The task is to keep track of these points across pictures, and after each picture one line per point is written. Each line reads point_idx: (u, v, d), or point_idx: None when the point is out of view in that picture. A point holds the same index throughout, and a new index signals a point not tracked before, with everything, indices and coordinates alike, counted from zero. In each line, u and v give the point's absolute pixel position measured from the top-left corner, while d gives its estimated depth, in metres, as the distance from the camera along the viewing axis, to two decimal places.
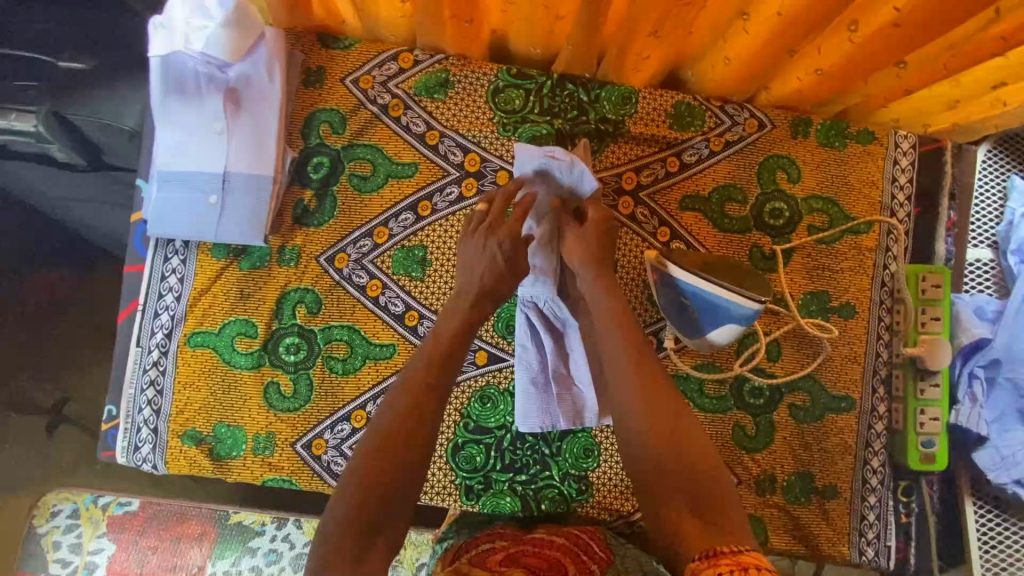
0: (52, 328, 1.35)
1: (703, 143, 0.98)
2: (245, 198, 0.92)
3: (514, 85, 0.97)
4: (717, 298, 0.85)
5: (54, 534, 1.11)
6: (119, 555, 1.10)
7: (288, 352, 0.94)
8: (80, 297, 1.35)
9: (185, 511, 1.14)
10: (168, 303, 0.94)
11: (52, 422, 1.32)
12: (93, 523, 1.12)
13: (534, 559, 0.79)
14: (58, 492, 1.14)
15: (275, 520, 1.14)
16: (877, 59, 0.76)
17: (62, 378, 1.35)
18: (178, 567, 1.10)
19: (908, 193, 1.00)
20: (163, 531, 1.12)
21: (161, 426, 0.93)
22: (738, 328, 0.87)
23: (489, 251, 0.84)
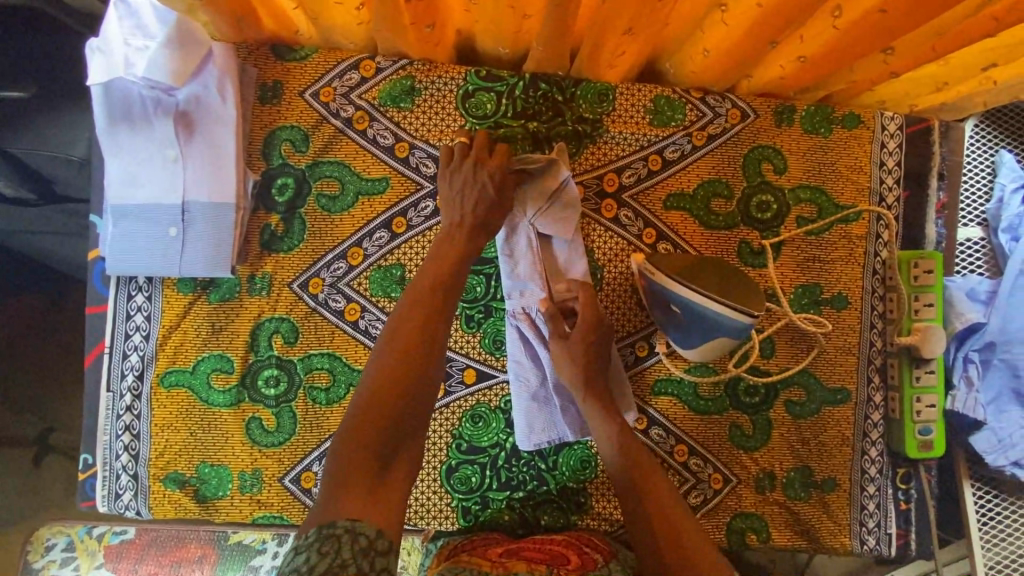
0: (25, 362, 1.30)
1: (684, 138, 0.94)
2: (208, 228, 0.87)
3: (483, 89, 0.92)
4: (709, 311, 0.82)
5: (51, 568, 1.08)
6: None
7: (268, 386, 0.91)
8: (52, 326, 1.31)
9: (183, 535, 1.11)
10: (137, 343, 0.90)
11: (38, 453, 1.29)
12: (89, 554, 1.09)
13: (535, 553, 0.83)
14: (52, 526, 1.11)
15: (276, 537, 1.12)
16: (864, 46, 0.72)
17: (40, 412, 1.31)
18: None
19: (897, 176, 0.97)
20: (162, 556, 1.09)
21: (141, 471, 0.89)
22: (730, 339, 0.85)
23: (478, 182, 0.83)
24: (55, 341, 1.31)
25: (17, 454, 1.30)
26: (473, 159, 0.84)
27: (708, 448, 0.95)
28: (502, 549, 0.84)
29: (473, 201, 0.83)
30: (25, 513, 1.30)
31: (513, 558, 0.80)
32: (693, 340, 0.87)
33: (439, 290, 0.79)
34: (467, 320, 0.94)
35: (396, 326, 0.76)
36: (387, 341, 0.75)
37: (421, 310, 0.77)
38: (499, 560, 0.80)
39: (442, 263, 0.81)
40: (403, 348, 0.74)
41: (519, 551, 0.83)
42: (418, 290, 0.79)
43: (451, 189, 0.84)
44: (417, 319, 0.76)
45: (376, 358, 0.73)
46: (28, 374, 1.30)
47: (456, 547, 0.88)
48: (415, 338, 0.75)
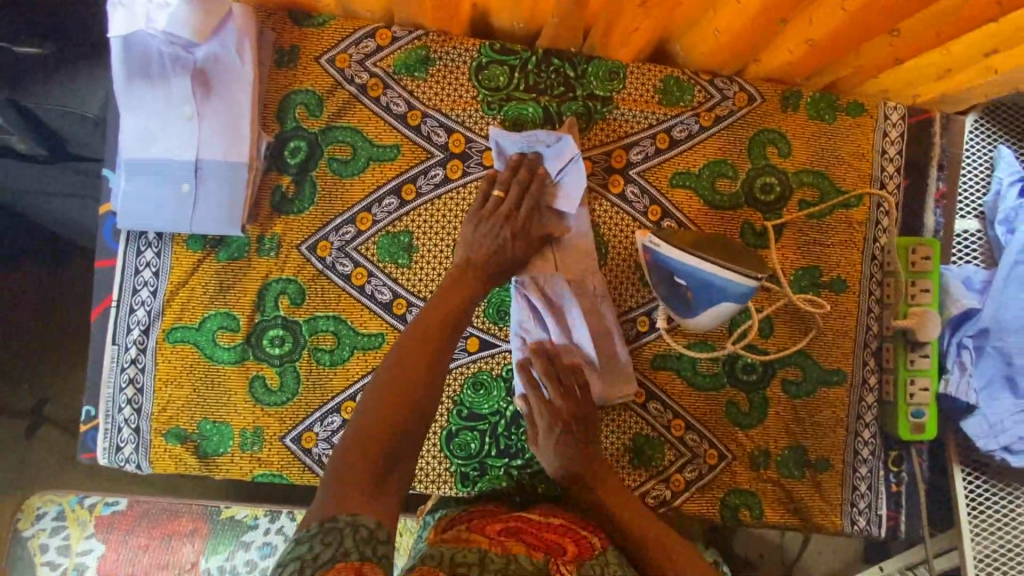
0: (25, 332, 1.32)
1: (692, 118, 0.96)
2: (220, 186, 0.88)
3: (497, 62, 0.93)
4: (712, 277, 0.84)
5: (40, 537, 1.12)
6: (110, 555, 1.12)
7: (273, 345, 0.92)
8: (54, 292, 1.33)
9: (175, 509, 1.17)
10: (144, 298, 0.90)
11: (34, 423, 1.31)
12: (80, 524, 1.13)
13: (533, 536, 0.76)
14: (43, 495, 1.16)
15: (268, 513, 1.18)
16: (867, 28, 0.74)
17: (41, 380, 1.33)
18: (170, 563, 1.12)
19: (898, 165, 0.99)
20: (153, 529, 1.14)
21: (143, 425, 0.90)
22: (735, 306, 0.87)
23: (499, 237, 0.86)
24: (55, 308, 1.32)
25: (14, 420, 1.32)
26: (501, 214, 0.87)
27: (704, 424, 0.97)
28: (500, 525, 0.78)
29: (493, 255, 0.86)
30: (18, 479, 1.31)
31: (511, 538, 0.74)
32: (697, 307, 0.88)
33: (446, 318, 0.82)
34: None
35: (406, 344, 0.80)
36: (389, 366, 0.77)
37: (424, 336, 0.80)
38: (496, 539, 0.74)
39: (447, 295, 0.85)
40: (409, 367, 0.77)
41: (518, 531, 0.76)
42: (428, 316, 0.82)
43: (474, 232, 0.87)
44: (420, 344, 0.80)
45: (378, 381, 0.76)
46: (31, 340, 1.32)
47: (452, 519, 0.83)
48: (419, 365, 0.78)
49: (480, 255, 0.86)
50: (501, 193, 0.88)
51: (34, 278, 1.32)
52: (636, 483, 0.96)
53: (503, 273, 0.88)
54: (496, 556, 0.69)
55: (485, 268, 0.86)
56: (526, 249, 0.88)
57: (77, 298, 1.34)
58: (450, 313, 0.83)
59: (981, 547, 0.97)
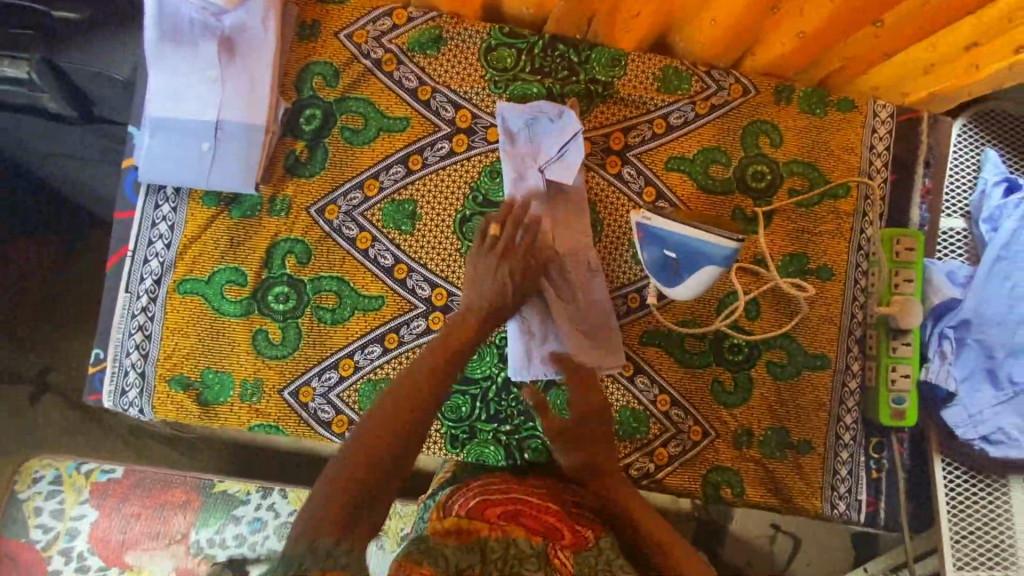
0: (40, 303, 1.39)
1: (688, 106, 1.01)
2: (238, 147, 0.93)
3: (506, 45, 0.99)
4: (694, 242, 0.89)
5: (35, 500, 1.23)
6: (101, 521, 1.23)
7: (278, 302, 0.96)
8: (73, 261, 1.40)
9: (168, 480, 1.26)
10: (158, 249, 0.95)
11: (38, 390, 1.37)
12: (76, 489, 1.24)
13: (530, 520, 0.80)
14: (42, 459, 1.26)
15: (260, 490, 1.26)
16: (856, 18, 0.79)
17: (47, 349, 1.38)
18: (162, 533, 1.23)
19: (885, 160, 1.03)
20: (147, 498, 1.24)
21: (149, 370, 0.94)
22: (719, 272, 0.90)
23: (500, 277, 0.87)
24: (75, 280, 1.40)
25: (19, 385, 1.37)
26: (502, 254, 0.88)
27: (690, 401, 1.00)
28: (499, 509, 0.81)
29: (495, 296, 0.87)
30: (22, 442, 1.36)
31: (510, 522, 0.79)
32: (683, 276, 0.92)
33: (454, 357, 0.84)
34: None
35: (406, 374, 0.82)
36: (392, 396, 0.79)
37: (430, 374, 0.81)
38: (496, 523, 0.78)
39: (457, 333, 0.86)
40: (405, 396, 0.79)
41: (516, 515, 0.80)
42: (430, 351, 0.84)
43: (477, 274, 0.88)
44: (424, 380, 0.81)
45: (378, 411, 0.78)
46: (46, 315, 1.39)
47: (450, 494, 0.85)
48: (417, 395, 0.79)
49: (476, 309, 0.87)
50: (496, 231, 0.89)
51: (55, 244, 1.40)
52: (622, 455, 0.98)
53: (504, 316, 0.89)
54: (495, 543, 0.74)
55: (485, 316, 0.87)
56: (523, 298, 0.90)
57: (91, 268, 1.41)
58: (461, 350, 0.85)
59: (956, 529, 1.00)
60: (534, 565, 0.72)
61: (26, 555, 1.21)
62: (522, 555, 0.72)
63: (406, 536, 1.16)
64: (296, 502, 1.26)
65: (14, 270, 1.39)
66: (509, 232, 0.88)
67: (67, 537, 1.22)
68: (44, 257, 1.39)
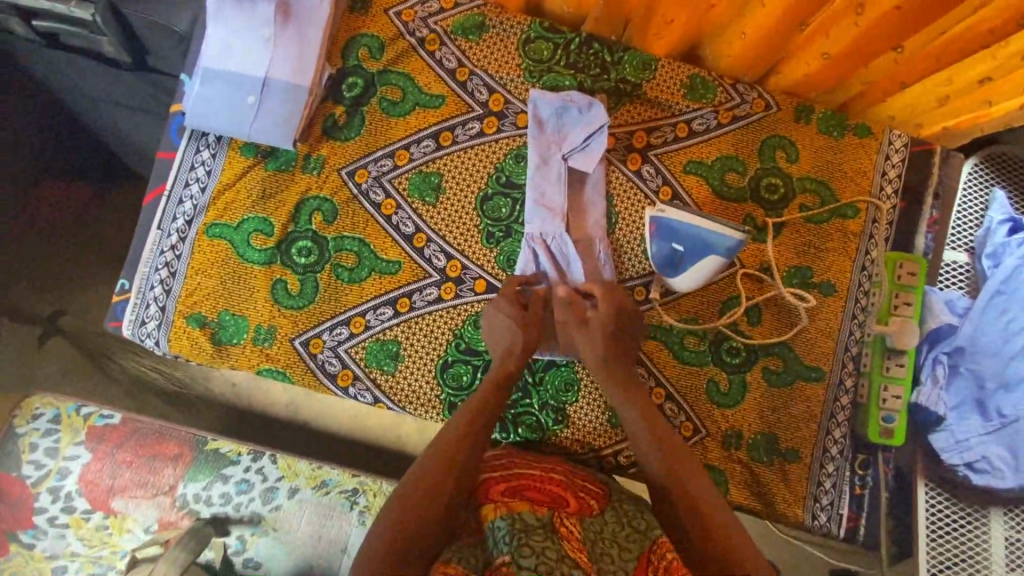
0: (56, 246, 1.41)
1: (711, 114, 1.05)
2: (281, 103, 0.98)
3: (544, 37, 1.04)
4: (704, 233, 0.94)
5: (32, 436, 1.26)
6: (93, 465, 1.25)
7: (300, 255, 1.00)
8: (99, 211, 1.43)
9: (163, 433, 1.28)
10: (193, 192, 1.00)
11: (46, 332, 1.39)
12: (73, 430, 1.27)
13: (535, 493, 0.82)
14: (43, 397, 1.28)
15: (251, 452, 1.27)
16: (877, 43, 0.83)
17: (62, 291, 1.40)
18: (151, 484, 1.25)
19: (896, 187, 1.07)
20: (140, 447, 1.27)
21: (169, 305, 0.98)
22: (723, 263, 0.97)
23: (506, 312, 0.93)
24: (95, 228, 1.42)
25: (30, 325, 1.39)
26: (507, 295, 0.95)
27: (684, 397, 1.02)
28: (503, 486, 0.82)
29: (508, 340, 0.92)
30: (21, 381, 1.37)
31: (516, 499, 0.80)
32: (686, 266, 0.98)
33: (475, 425, 0.84)
34: (488, 236, 1.02)
35: (451, 422, 0.85)
36: (417, 467, 0.79)
37: (450, 443, 0.81)
38: (502, 501, 0.79)
39: (473, 402, 0.87)
40: (450, 437, 0.82)
41: (521, 489, 0.82)
42: (474, 405, 0.86)
43: (493, 322, 0.94)
44: (450, 445, 0.82)
45: (405, 484, 0.78)
46: (60, 258, 1.41)
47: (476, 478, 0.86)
48: (458, 439, 0.82)
49: (489, 380, 0.89)
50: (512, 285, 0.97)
51: (82, 194, 1.42)
52: (611, 442, 1.01)
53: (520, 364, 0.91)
54: (503, 521, 0.75)
55: (498, 391, 0.88)
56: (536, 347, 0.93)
57: (113, 218, 1.43)
58: (478, 413, 0.85)
59: (937, 555, 1.03)
60: (542, 536, 0.73)
61: (15, 489, 1.24)
62: (530, 527, 0.74)
63: None
64: (284, 468, 1.27)
65: (35, 215, 1.39)
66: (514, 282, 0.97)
67: (57, 476, 1.25)
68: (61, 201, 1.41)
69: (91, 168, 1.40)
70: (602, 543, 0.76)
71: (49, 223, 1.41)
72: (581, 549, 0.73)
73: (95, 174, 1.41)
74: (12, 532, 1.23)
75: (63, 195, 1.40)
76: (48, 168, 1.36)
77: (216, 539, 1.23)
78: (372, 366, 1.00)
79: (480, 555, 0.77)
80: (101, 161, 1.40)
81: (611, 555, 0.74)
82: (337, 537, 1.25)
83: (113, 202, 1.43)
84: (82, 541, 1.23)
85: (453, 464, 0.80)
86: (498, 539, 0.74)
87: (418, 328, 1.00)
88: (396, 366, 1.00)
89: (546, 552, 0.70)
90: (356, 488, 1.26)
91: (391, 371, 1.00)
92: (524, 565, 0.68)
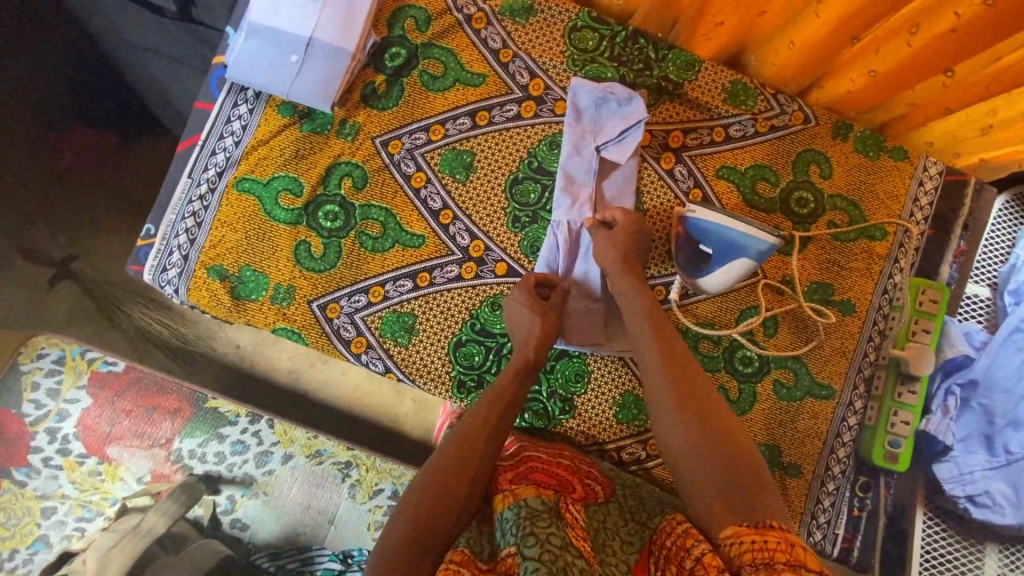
0: (72, 188, 1.39)
1: (749, 122, 1.05)
2: (323, 65, 0.98)
3: (590, 27, 1.04)
4: (732, 234, 0.94)
5: (35, 374, 1.27)
6: (93, 410, 1.26)
7: (326, 219, 1.00)
8: (122, 158, 1.41)
9: (164, 385, 1.28)
10: (226, 145, 1.01)
11: (59, 274, 1.39)
12: (76, 372, 1.28)
13: (543, 477, 0.82)
14: (49, 338, 1.29)
15: (249, 415, 1.28)
16: (927, 66, 0.82)
17: (78, 236, 1.40)
18: (148, 435, 1.26)
19: (926, 214, 1.05)
20: (141, 397, 1.27)
21: (192, 255, 1.00)
22: (752, 266, 0.96)
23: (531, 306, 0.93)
24: (113, 174, 1.41)
25: (42, 266, 1.39)
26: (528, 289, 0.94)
27: None
28: (511, 475, 0.81)
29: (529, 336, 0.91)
30: (30, 320, 1.37)
31: (523, 485, 0.78)
32: (712, 269, 0.98)
33: (497, 419, 0.83)
34: (514, 220, 1.02)
35: (471, 414, 0.83)
36: (435, 458, 0.78)
37: (468, 434, 0.80)
38: (510, 489, 0.78)
39: (494, 391, 0.86)
40: (470, 428, 0.81)
41: (528, 474, 0.81)
42: (495, 397, 0.85)
43: (514, 315, 0.94)
44: (470, 437, 0.80)
45: (423, 475, 0.77)
46: (74, 201, 1.39)
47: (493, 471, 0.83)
48: (479, 431, 0.81)
49: (512, 370, 0.89)
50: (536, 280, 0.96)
51: (108, 141, 1.40)
52: (616, 436, 1.01)
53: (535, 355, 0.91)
54: (509, 510, 0.73)
55: (521, 379, 0.88)
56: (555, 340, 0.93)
57: (136, 167, 1.42)
58: (498, 399, 0.85)
59: None
60: (547, 522, 0.69)
61: (13, 427, 1.24)
62: (535, 514, 0.71)
63: (379, 490, 1.25)
64: (281, 434, 1.27)
65: (55, 156, 1.38)
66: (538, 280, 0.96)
67: (55, 417, 1.26)
68: (81, 143, 1.39)
69: (120, 115, 1.39)
70: (604, 533, 0.75)
71: (70, 165, 1.39)
72: (585, 538, 0.71)
73: (122, 122, 1.39)
74: (6, 468, 1.24)
75: (88, 141, 1.39)
76: (76, 111, 1.36)
77: (206, 496, 1.24)
78: (386, 337, 1.00)
79: (489, 544, 0.76)
80: (132, 110, 1.39)
81: (613, 548, 0.73)
82: (326, 507, 1.25)
83: (137, 151, 1.42)
84: (73, 484, 1.24)
85: (473, 456, 0.78)
86: (506, 530, 0.72)
87: (435, 303, 1.00)
88: (410, 338, 1.00)
89: (551, 539, 0.67)
90: (349, 460, 1.26)
91: (404, 343, 1.00)
92: (529, 555, 0.65)
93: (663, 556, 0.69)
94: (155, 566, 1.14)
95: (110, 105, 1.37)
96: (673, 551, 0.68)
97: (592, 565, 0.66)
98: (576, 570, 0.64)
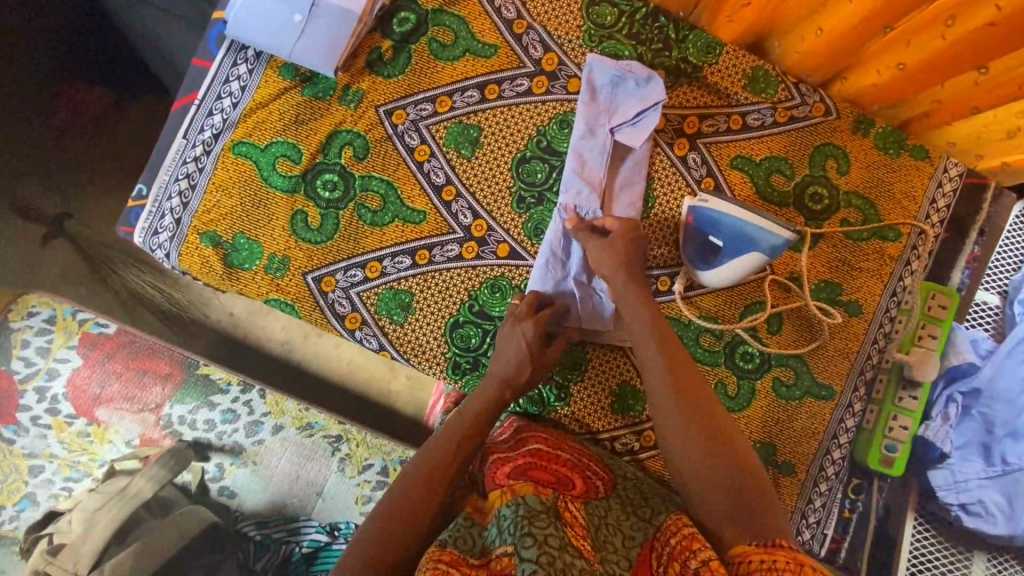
0: (65, 146, 1.35)
1: (768, 110, 1.01)
2: (328, 27, 0.94)
3: (609, 2, 0.99)
4: (747, 226, 0.91)
5: (25, 333, 1.25)
6: (83, 370, 1.24)
7: (325, 189, 0.97)
8: (119, 116, 1.37)
9: (154, 349, 1.27)
10: (224, 106, 0.98)
11: (51, 232, 1.35)
12: (66, 333, 1.26)
13: (541, 473, 0.81)
14: (41, 297, 1.28)
15: (241, 384, 1.26)
16: (959, 60, 0.78)
17: (70, 192, 1.36)
18: (137, 399, 1.24)
19: (942, 217, 1.03)
20: (131, 360, 1.25)
21: (185, 219, 0.97)
22: (763, 263, 0.93)
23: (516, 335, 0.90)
24: (106, 130, 1.36)
25: (34, 222, 1.35)
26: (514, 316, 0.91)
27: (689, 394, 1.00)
28: (510, 468, 0.81)
29: (523, 359, 0.89)
30: (12, 278, 1.33)
31: (521, 480, 0.77)
32: (720, 261, 0.95)
33: (487, 416, 0.86)
34: (519, 200, 0.99)
35: (466, 408, 0.86)
36: (428, 450, 0.81)
37: (460, 428, 0.84)
38: (508, 485, 0.77)
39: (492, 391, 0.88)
40: (463, 425, 0.84)
41: (526, 470, 0.80)
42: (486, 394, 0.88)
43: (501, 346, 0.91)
44: (461, 432, 0.84)
45: (414, 465, 0.80)
46: (67, 158, 1.35)
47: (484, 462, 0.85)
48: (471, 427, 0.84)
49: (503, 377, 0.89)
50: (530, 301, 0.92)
51: (105, 96, 1.35)
52: (610, 426, 0.99)
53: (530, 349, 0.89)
54: (507, 508, 0.72)
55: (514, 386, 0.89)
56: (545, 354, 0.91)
57: (131, 125, 1.37)
58: (492, 409, 0.86)
59: None
60: (545, 522, 0.68)
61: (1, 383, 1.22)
62: (533, 512, 0.69)
63: (367, 466, 1.23)
64: (272, 404, 1.26)
65: (49, 109, 1.34)
66: (529, 302, 0.92)
67: (44, 376, 1.23)
68: (76, 97, 1.34)
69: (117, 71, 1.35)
70: (605, 530, 0.73)
71: (65, 121, 1.35)
72: (584, 536, 0.69)
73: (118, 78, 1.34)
74: None
75: (83, 97, 1.34)
76: (70, 64, 1.31)
77: (194, 463, 1.21)
78: (381, 314, 0.98)
79: (478, 538, 0.72)
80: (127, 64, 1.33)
81: (614, 544, 0.71)
82: (314, 480, 1.23)
83: (133, 109, 1.37)
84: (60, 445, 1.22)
85: (462, 451, 0.82)
86: (502, 528, 0.70)
87: (433, 282, 0.98)
88: (406, 317, 0.98)
89: (549, 540, 0.65)
90: (340, 435, 1.25)
91: (399, 321, 0.98)
92: (526, 557, 0.63)
93: (667, 554, 0.68)
94: (139, 531, 1.14)
95: (104, 57, 1.31)
96: (677, 550, 0.67)
97: (592, 564, 0.65)
98: (575, 571, 0.62)
